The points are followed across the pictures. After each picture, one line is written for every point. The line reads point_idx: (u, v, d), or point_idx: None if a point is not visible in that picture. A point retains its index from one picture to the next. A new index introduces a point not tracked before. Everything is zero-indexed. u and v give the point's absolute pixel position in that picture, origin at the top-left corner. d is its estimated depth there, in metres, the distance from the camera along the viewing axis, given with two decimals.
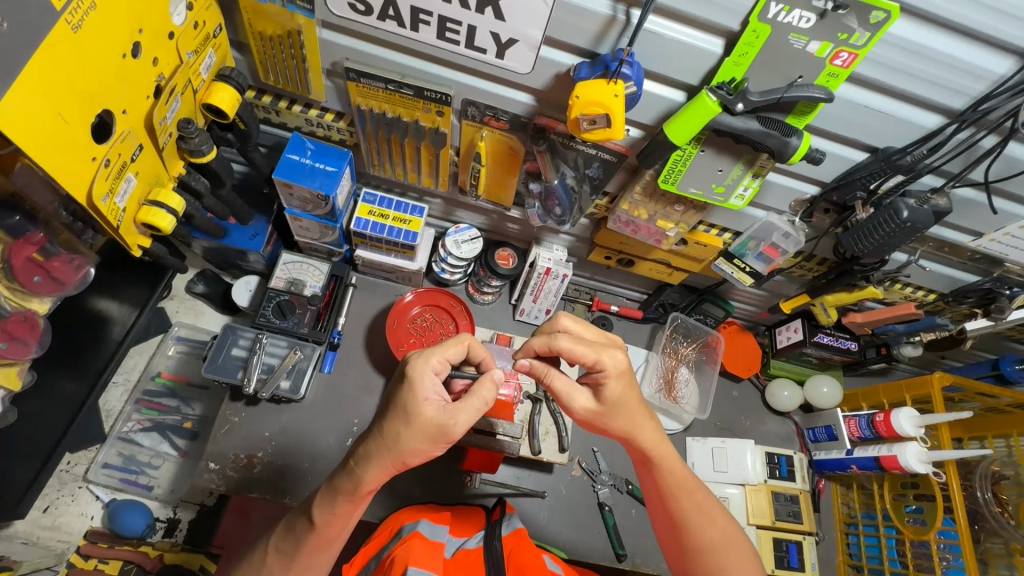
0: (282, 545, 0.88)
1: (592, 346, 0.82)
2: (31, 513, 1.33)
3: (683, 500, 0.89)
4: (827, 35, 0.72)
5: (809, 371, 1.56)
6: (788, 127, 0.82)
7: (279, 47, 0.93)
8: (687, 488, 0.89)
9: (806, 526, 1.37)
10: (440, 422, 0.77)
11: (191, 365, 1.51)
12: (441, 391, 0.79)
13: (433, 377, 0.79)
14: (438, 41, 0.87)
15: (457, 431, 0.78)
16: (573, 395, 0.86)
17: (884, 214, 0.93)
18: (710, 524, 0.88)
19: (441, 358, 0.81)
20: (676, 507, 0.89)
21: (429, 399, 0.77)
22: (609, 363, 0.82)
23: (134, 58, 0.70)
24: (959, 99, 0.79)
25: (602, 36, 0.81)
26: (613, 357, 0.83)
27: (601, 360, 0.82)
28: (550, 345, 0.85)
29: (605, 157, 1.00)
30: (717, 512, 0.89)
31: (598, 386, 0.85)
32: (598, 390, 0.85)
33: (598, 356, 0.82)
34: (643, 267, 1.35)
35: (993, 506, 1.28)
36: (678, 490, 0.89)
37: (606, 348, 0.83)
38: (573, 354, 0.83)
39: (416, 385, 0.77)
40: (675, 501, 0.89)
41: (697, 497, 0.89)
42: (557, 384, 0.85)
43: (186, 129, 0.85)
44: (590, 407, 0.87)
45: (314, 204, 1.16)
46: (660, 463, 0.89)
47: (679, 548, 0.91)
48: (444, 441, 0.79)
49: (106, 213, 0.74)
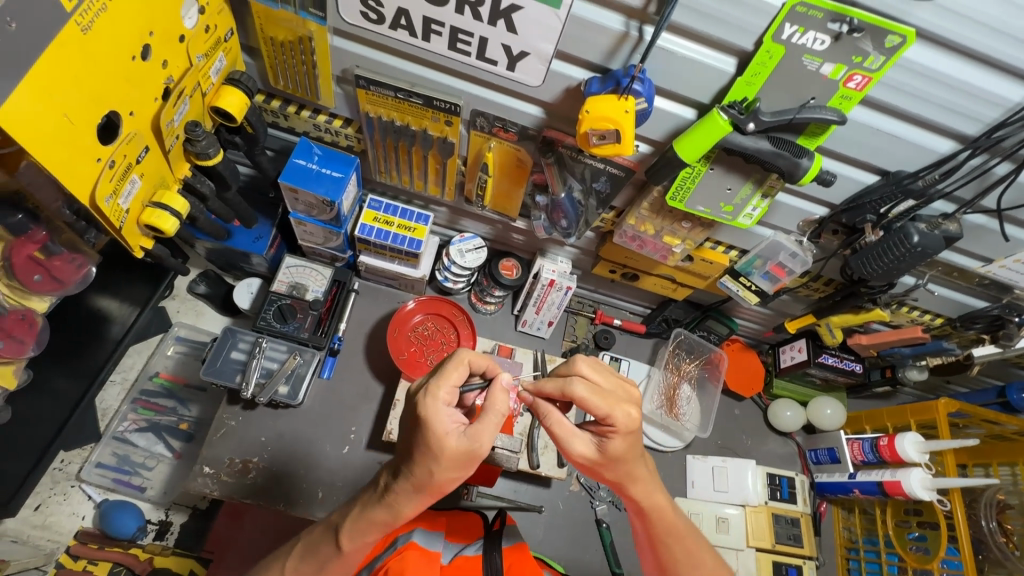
0: (301, 566, 0.85)
1: (605, 400, 0.77)
2: (22, 511, 1.31)
3: (675, 548, 0.85)
4: (841, 57, 0.72)
5: (812, 393, 1.54)
6: (800, 148, 0.81)
7: (290, 53, 0.93)
8: (678, 534, 0.85)
9: (807, 550, 1.34)
10: (466, 448, 0.72)
11: (190, 366, 1.50)
12: (458, 418, 0.74)
13: (448, 408, 0.74)
14: (450, 51, 0.87)
15: (485, 449, 0.74)
16: (571, 441, 0.81)
17: (894, 238, 0.92)
18: (700, 570, 0.85)
19: (448, 386, 0.75)
20: (667, 554, 0.86)
21: (450, 431, 0.72)
22: (621, 419, 0.77)
23: (144, 60, 0.70)
24: (973, 125, 0.78)
25: (614, 51, 0.80)
26: (627, 413, 0.77)
27: (611, 416, 0.77)
28: (563, 392, 0.79)
29: (612, 172, 0.99)
30: (707, 555, 0.86)
31: (604, 438, 0.79)
32: (603, 441, 0.79)
33: (609, 411, 0.77)
34: (647, 282, 1.34)
35: (998, 536, 1.26)
36: (669, 538, 0.85)
37: (621, 402, 0.77)
38: (587, 405, 0.77)
39: (432, 422, 0.72)
40: (666, 549, 0.86)
41: (687, 543, 0.85)
42: (556, 427, 0.81)
43: (193, 131, 0.85)
44: (588, 454, 0.80)
45: (319, 210, 1.15)
46: (651, 511, 0.84)
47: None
48: (473, 463, 0.74)
49: (109, 214, 0.73)
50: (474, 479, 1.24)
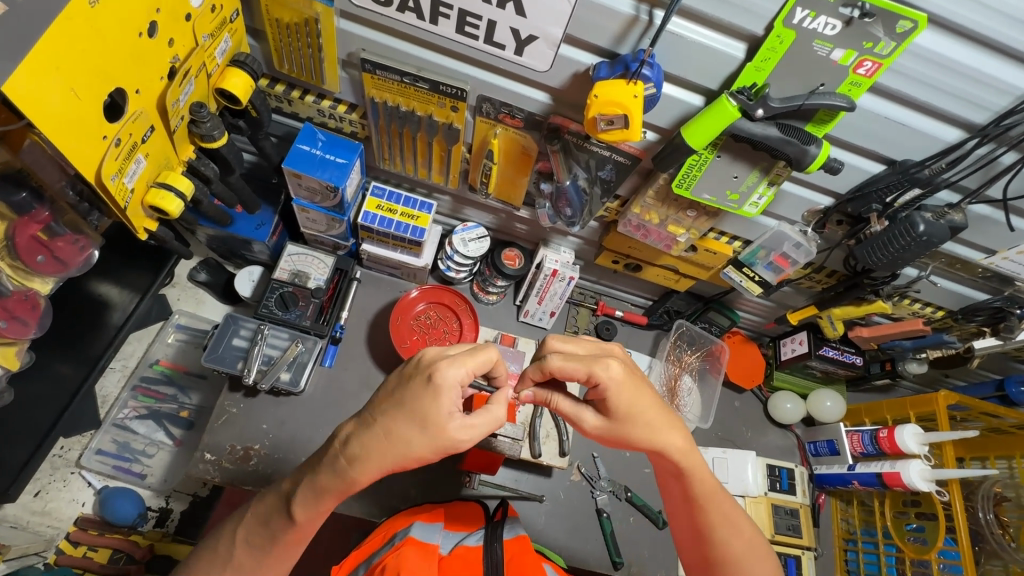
0: (252, 537, 0.80)
1: (581, 361, 0.80)
2: (22, 497, 1.31)
3: (711, 510, 0.86)
4: (852, 43, 0.71)
5: (811, 385, 1.55)
6: (808, 135, 0.81)
7: (296, 36, 0.92)
8: (713, 499, 0.86)
9: (805, 540, 1.35)
10: (457, 437, 0.72)
11: (190, 354, 1.50)
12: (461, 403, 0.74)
13: (459, 389, 0.73)
14: (457, 35, 0.86)
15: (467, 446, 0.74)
16: (581, 414, 0.86)
17: (900, 227, 0.93)
18: (737, 536, 0.85)
19: (472, 371, 0.74)
20: (703, 516, 0.86)
21: (452, 412, 0.72)
22: (602, 374, 0.80)
23: (150, 37, 0.69)
24: (981, 114, 0.78)
25: (623, 36, 0.80)
26: (606, 368, 0.80)
27: (594, 374, 0.80)
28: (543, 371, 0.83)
29: (619, 160, 0.99)
30: (743, 522, 0.87)
31: (604, 401, 0.83)
32: (605, 405, 0.83)
33: (590, 369, 0.80)
34: (650, 273, 1.34)
35: (994, 527, 1.26)
36: (706, 500, 0.86)
37: (598, 359, 0.81)
38: (564, 373, 0.81)
39: (441, 395, 0.71)
40: (700, 513, 0.87)
41: (718, 509, 0.86)
42: (563, 406, 0.87)
43: (198, 112, 0.85)
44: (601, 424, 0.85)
45: (322, 196, 1.15)
46: (692, 473, 0.85)
47: (704, 559, 0.88)
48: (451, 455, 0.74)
49: (114, 193, 0.73)
50: (477, 467, 1.24)
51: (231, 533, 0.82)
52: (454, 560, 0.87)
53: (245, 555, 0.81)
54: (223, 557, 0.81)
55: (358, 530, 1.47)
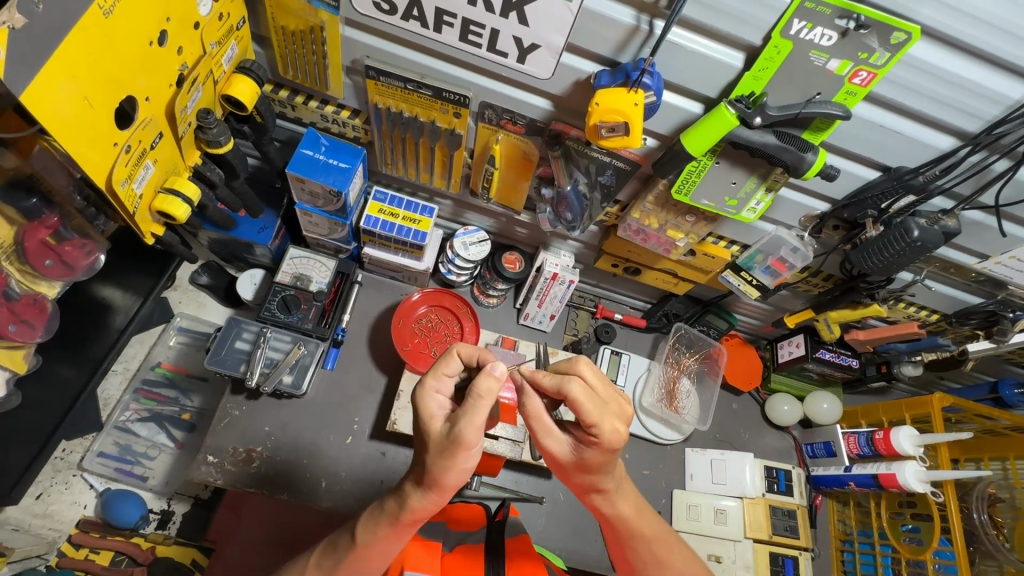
0: (323, 562, 0.83)
1: (597, 408, 0.71)
2: (24, 500, 1.31)
3: (643, 548, 0.84)
4: (847, 53, 0.73)
5: (808, 387, 1.56)
6: (805, 143, 0.83)
7: (300, 43, 0.93)
8: (644, 537, 0.84)
9: (803, 541, 1.37)
10: (446, 435, 0.70)
11: (192, 357, 1.50)
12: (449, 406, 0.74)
13: (437, 397, 0.75)
14: (460, 43, 0.88)
15: (469, 437, 0.68)
16: (548, 433, 0.77)
17: (894, 233, 0.94)
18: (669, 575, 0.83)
19: (438, 376, 0.76)
20: (636, 555, 0.84)
21: (434, 418, 0.73)
22: (605, 432, 0.71)
23: (160, 46, 0.70)
24: (973, 122, 0.80)
25: (624, 45, 0.81)
26: (613, 428, 0.71)
27: (599, 424, 0.71)
28: (559, 390, 0.73)
29: (619, 165, 1.00)
30: (677, 559, 0.84)
31: (583, 442, 0.75)
32: (581, 446, 0.76)
33: (597, 420, 0.71)
34: (649, 276, 1.36)
35: (988, 528, 1.28)
36: (634, 542, 0.84)
37: (611, 415, 0.72)
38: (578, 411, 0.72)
39: (420, 408, 0.74)
40: (631, 553, 0.85)
41: (655, 547, 0.84)
42: (532, 419, 0.77)
43: (205, 119, 0.86)
44: (561, 454, 0.77)
45: (325, 200, 1.16)
46: (619, 516, 0.83)
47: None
48: (461, 451, 0.68)
49: (123, 198, 0.74)
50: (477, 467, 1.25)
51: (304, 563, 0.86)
52: (455, 560, 0.88)
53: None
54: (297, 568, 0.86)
55: None
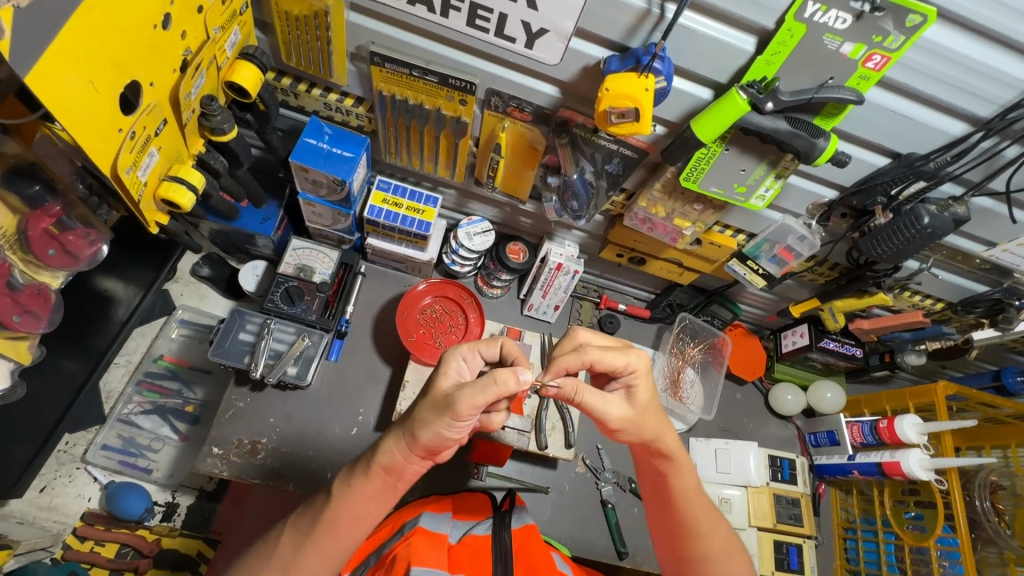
0: (298, 522, 0.82)
1: (620, 350, 0.84)
2: (28, 493, 1.31)
3: (694, 504, 0.88)
4: (861, 36, 0.72)
5: (812, 376, 1.57)
6: (816, 128, 0.82)
7: (304, 29, 0.92)
8: (697, 495, 0.88)
9: (807, 529, 1.37)
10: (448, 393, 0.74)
11: (194, 349, 1.50)
12: (464, 374, 0.79)
13: (460, 361, 0.80)
14: (468, 27, 0.87)
15: (462, 406, 0.71)
16: (606, 405, 0.83)
17: (904, 220, 0.94)
18: (718, 534, 0.87)
19: (472, 346, 0.81)
20: (686, 512, 0.87)
21: (447, 376, 0.78)
22: (639, 363, 0.84)
23: (164, 30, 0.69)
24: (986, 107, 0.79)
25: (634, 30, 0.80)
26: (640, 357, 0.84)
27: (631, 362, 0.84)
28: (582, 361, 0.83)
29: (627, 153, 0.99)
30: (721, 520, 0.89)
31: (630, 389, 0.86)
32: (630, 393, 0.86)
33: (627, 358, 0.84)
34: (654, 266, 1.35)
35: (990, 515, 1.29)
36: (689, 494, 0.88)
37: (632, 349, 0.85)
38: (603, 363, 0.83)
39: (440, 360, 0.80)
40: (684, 508, 0.88)
41: (705, 501, 0.89)
42: (589, 399, 0.82)
43: (209, 106, 0.85)
44: (625, 414, 0.84)
45: (328, 189, 1.14)
46: (675, 468, 0.88)
47: (685, 560, 0.88)
48: (448, 416, 0.72)
49: (128, 186, 0.73)
50: (485, 457, 1.26)
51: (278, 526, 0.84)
52: (463, 548, 0.87)
53: (288, 542, 0.80)
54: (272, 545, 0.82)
55: None
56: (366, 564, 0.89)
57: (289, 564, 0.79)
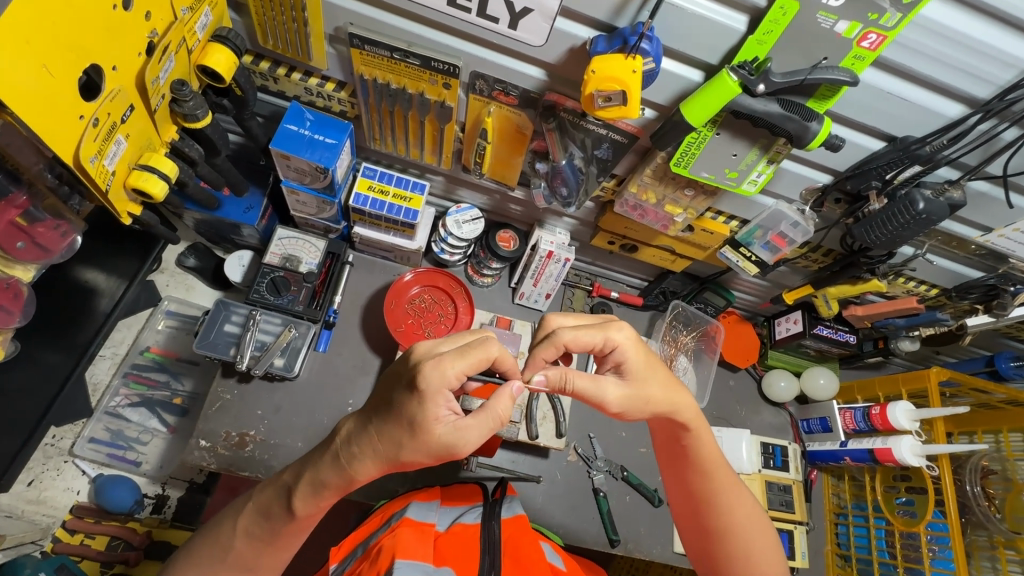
0: (255, 531, 0.79)
1: (597, 327, 0.83)
2: (15, 487, 1.30)
3: (715, 479, 0.89)
4: (857, 14, 0.69)
5: (805, 363, 1.56)
6: (810, 111, 0.80)
7: (279, 10, 0.88)
8: (717, 474, 0.89)
9: (797, 515, 1.38)
10: (449, 442, 0.69)
11: (181, 340, 1.48)
12: (453, 406, 0.70)
13: (448, 395, 0.69)
14: (449, 8, 0.83)
15: (464, 449, 0.71)
16: (602, 387, 0.82)
17: (898, 206, 0.92)
18: (740, 506, 0.89)
19: (460, 371, 0.69)
20: (707, 486, 0.90)
21: (441, 420, 0.68)
22: (620, 336, 0.84)
23: (125, 10, 0.67)
24: (985, 87, 0.77)
25: (621, 8, 0.77)
26: (620, 330, 0.85)
27: (609, 338, 0.84)
28: (557, 346, 0.82)
29: (616, 138, 0.97)
30: (744, 492, 0.91)
31: (620, 366, 0.86)
32: (621, 370, 0.86)
33: (606, 335, 0.84)
34: (645, 253, 1.33)
35: (981, 500, 1.28)
36: (710, 468, 0.90)
37: (610, 324, 0.85)
38: (579, 342, 0.83)
39: (428, 401, 0.67)
40: (705, 482, 0.90)
41: (728, 476, 0.91)
42: (582, 384, 0.81)
43: (180, 91, 0.83)
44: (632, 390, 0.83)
45: (311, 177, 1.11)
46: (695, 440, 0.90)
47: (704, 533, 0.91)
48: (449, 458, 0.72)
49: (94, 175, 0.71)
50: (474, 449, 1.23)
51: (231, 524, 0.81)
52: (450, 536, 0.87)
53: (247, 547, 0.80)
54: (224, 544, 0.80)
55: (356, 512, 1.49)
56: (352, 556, 0.88)
57: (249, 562, 0.81)
